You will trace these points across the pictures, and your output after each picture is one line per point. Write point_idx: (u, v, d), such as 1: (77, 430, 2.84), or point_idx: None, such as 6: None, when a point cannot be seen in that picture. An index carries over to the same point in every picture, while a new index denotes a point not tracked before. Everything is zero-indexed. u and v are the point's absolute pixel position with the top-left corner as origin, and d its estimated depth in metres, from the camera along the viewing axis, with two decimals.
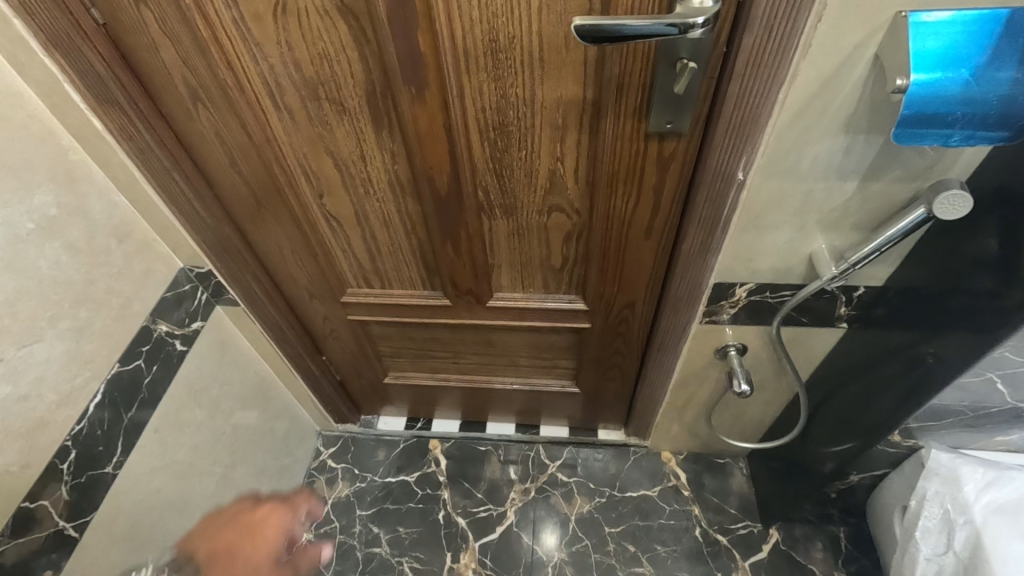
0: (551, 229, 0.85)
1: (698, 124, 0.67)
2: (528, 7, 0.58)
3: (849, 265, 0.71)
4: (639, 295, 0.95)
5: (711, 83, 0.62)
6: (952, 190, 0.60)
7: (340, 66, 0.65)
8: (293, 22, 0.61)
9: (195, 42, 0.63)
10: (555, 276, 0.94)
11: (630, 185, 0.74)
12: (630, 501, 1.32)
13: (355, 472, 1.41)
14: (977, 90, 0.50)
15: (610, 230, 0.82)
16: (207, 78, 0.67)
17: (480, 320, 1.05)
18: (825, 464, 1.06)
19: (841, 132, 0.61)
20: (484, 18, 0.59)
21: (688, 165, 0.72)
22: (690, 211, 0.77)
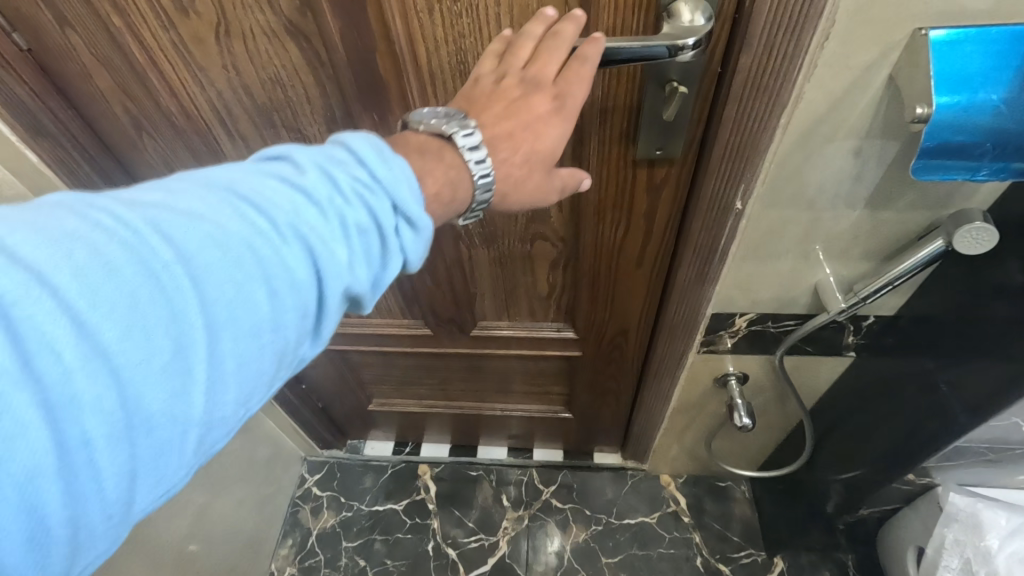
0: (535, 258, 0.79)
1: (692, 149, 0.60)
2: (498, 27, 0.51)
3: (858, 299, 0.66)
4: (632, 324, 0.88)
5: (706, 105, 0.56)
6: (976, 222, 0.54)
7: (295, 92, 0.58)
8: (238, 44, 0.55)
9: (131, 68, 0.57)
10: (542, 305, 0.88)
11: (619, 213, 0.68)
12: (628, 528, 1.27)
13: (342, 500, 1.36)
14: (1009, 117, 0.44)
15: (599, 258, 0.76)
16: (149, 105, 0.61)
17: (465, 348, 0.99)
18: (832, 495, 1.00)
19: (851, 159, 0.55)
20: (450, 38, 0.52)
21: (682, 193, 0.66)
22: (686, 240, 0.70)
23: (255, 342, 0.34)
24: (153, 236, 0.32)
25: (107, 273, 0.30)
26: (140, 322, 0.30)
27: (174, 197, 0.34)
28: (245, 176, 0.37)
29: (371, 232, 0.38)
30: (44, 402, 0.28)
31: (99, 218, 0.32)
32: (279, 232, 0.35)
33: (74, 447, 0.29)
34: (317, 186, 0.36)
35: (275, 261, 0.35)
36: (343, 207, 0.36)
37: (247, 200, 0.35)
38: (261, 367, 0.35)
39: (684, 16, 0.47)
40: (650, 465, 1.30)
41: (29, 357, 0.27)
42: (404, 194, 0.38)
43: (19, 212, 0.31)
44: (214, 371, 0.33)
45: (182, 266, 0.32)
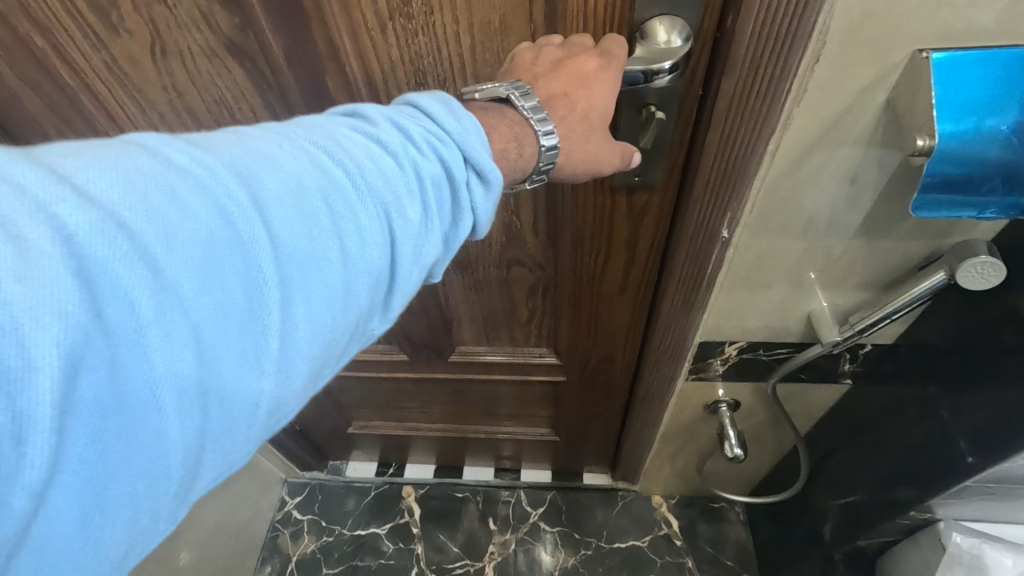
0: (513, 284, 0.75)
1: (673, 175, 0.57)
2: (458, 45, 0.49)
3: (854, 331, 0.62)
4: (617, 350, 0.84)
5: (687, 128, 0.52)
6: (982, 257, 0.50)
7: (243, 115, 0.55)
8: (176, 64, 0.51)
9: (63, 93, 0.53)
10: (523, 330, 0.84)
11: (599, 239, 0.65)
12: (619, 552, 1.22)
13: (323, 524, 1.31)
14: (1021, 148, 0.39)
15: (580, 284, 0.71)
16: (86, 131, 0.57)
17: (444, 373, 0.96)
18: (829, 523, 0.96)
19: (846, 186, 0.50)
20: (408, 57, 0.50)
21: (664, 220, 0.62)
22: (670, 268, 0.66)
23: (331, 296, 0.35)
24: (231, 183, 0.32)
25: (187, 217, 0.30)
26: (217, 272, 0.30)
27: (248, 143, 0.35)
28: (318, 125, 0.38)
29: (442, 192, 0.39)
30: (124, 344, 0.28)
31: (174, 161, 0.31)
32: (355, 183, 0.36)
33: (149, 393, 0.28)
34: (391, 138, 0.37)
35: (350, 213, 0.35)
36: (416, 158, 0.38)
37: (323, 150, 0.36)
38: (333, 326, 0.35)
39: (661, 35, 0.45)
40: (642, 486, 1.26)
41: (105, 299, 0.27)
42: (475, 145, 0.39)
43: (97, 150, 0.30)
44: (291, 324, 0.33)
45: (261, 214, 0.32)
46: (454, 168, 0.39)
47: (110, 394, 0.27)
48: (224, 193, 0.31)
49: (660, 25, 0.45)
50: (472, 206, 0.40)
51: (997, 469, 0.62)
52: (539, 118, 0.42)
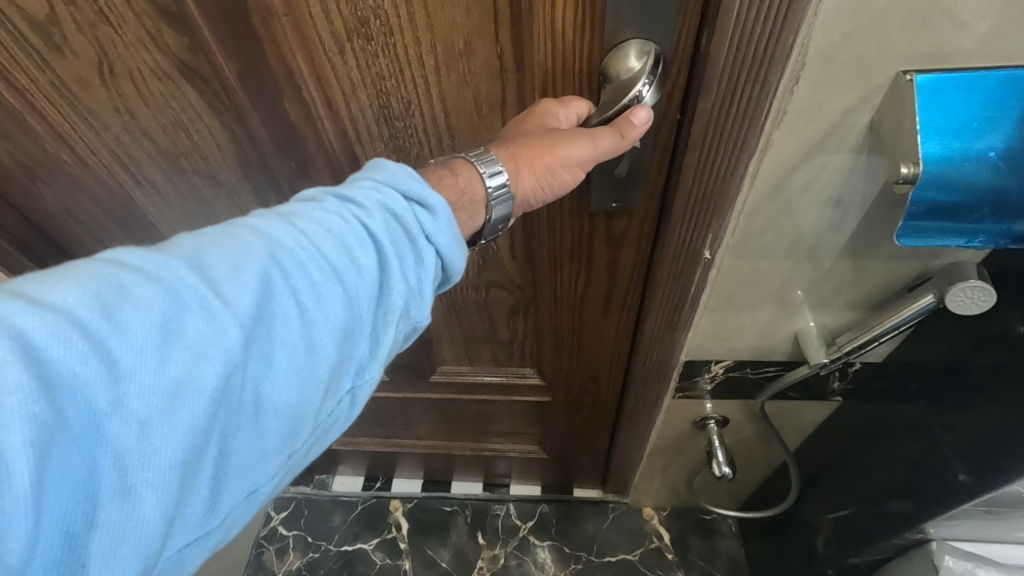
0: (492, 305, 0.74)
1: (653, 201, 0.54)
2: (421, 66, 0.49)
3: (841, 352, 0.60)
4: (603, 372, 0.82)
5: (665, 154, 0.50)
6: (972, 280, 0.48)
7: (201, 136, 0.59)
8: (126, 84, 0.55)
9: (12, 116, 0.57)
10: (505, 350, 0.83)
11: (577, 264, 0.62)
12: (609, 567, 1.20)
13: (309, 540, 1.28)
14: (1012, 174, 0.37)
15: (561, 307, 0.69)
16: (36, 151, 0.61)
17: (428, 395, 0.97)
18: (823, 538, 0.94)
19: (831, 208, 0.48)
20: (370, 81, 0.51)
21: (646, 244, 0.59)
22: (652, 292, 0.64)
23: (294, 352, 0.35)
24: (179, 266, 0.33)
25: (137, 301, 0.31)
26: (172, 352, 0.31)
27: (203, 235, 0.36)
28: (273, 209, 0.39)
29: (397, 233, 0.39)
30: (79, 432, 0.28)
31: (125, 262, 0.32)
32: (309, 247, 0.37)
33: (109, 477, 0.29)
34: (339, 205, 0.39)
35: (306, 274, 0.36)
36: (367, 216, 0.39)
37: (275, 225, 0.37)
38: (302, 382, 0.35)
39: (630, 61, 0.43)
40: (633, 499, 1.24)
41: (59, 395, 0.27)
42: (418, 187, 0.40)
43: (55, 269, 0.32)
44: (255, 384, 0.34)
45: (213, 288, 0.33)
46: (403, 211, 0.40)
47: (70, 485, 0.28)
48: (175, 273, 0.33)
49: (628, 50, 0.43)
50: (434, 240, 0.40)
51: (991, 492, 0.60)
52: (483, 162, 0.44)
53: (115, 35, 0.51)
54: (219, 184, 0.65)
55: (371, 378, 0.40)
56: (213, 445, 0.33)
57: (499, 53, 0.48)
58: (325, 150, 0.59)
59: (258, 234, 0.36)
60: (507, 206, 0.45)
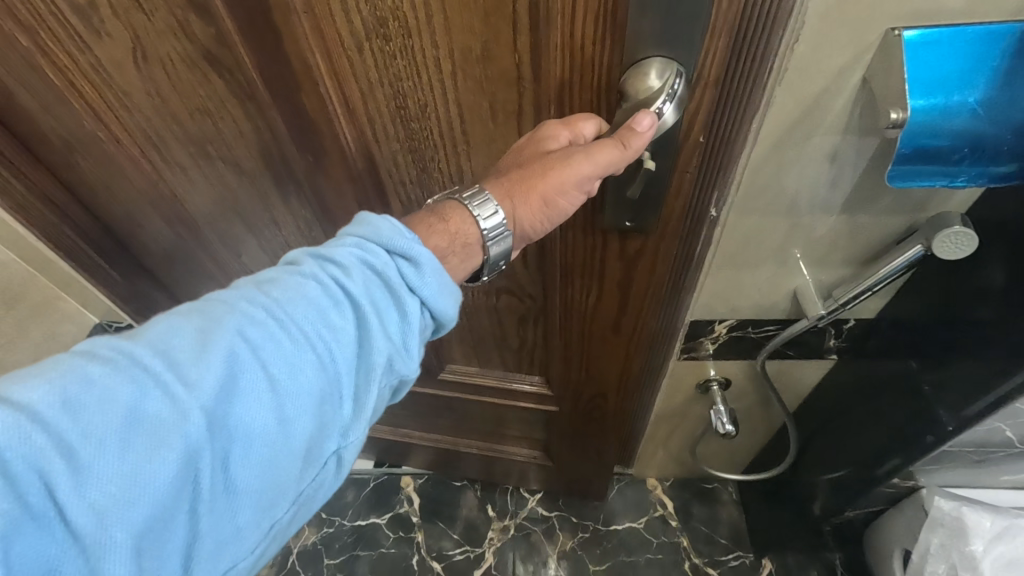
0: (503, 311, 0.79)
1: (668, 224, 0.58)
2: (439, 70, 0.52)
3: (836, 305, 0.64)
4: (610, 389, 0.86)
5: (685, 176, 0.53)
6: (954, 227, 0.53)
7: (225, 123, 0.62)
8: (158, 69, 0.58)
9: (53, 92, 0.60)
10: (514, 355, 0.88)
11: (588, 279, 0.66)
12: (615, 535, 1.25)
13: (323, 516, 1.32)
14: (988, 118, 0.42)
15: (569, 320, 0.73)
16: (75, 128, 0.64)
17: (440, 393, 1.02)
18: (819, 495, 0.99)
19: (827, 163, 0.52)
20: (388, 81, 0.54)
21: (659, 265, 0.62)
22: (658, 306, 0.68)
23: (263, 423, 0.39)
24: (149, 354, 0.37)
25: (100, 394, 0.35)
26: (134, 440, 0.35)
27: (179, 315, 0.40)
28: (251, 280, 0.43)
29: (377, 291, 0.43)
30: (46, 519, 0.33)
31: (99, 353, 0.37)
32: (281, 319, 0.40)
33: (78, 555, 0.34)
34: (313, 270, 0.43)
35: (277, 346, 0.40)
36: (343, 278, 0.42)
37: (252, 298, 0.41)
38: (272, 449, 0.39)
39: (650, 80, 0.43)
40: (637, 470, 1.29)
41: (29, 490, 0.32)
42: (399, 241, 0.43)
43: (38, 363, 0.36)
44: (223, 460, 0.38)
45: (179, 372, 0.37)
46: (385, 266, 0.43)
47: (42, 566, 0.33)
48: (142, 362, 0.37)
49: (649, 69, 0.43)
50: (417, 290, 0.44)
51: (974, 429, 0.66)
52: (476, 204, 0.48)
53: (148, 22, 0.54)
54: (243, 171, 0.68)
55: (355, 438, 0.44)
56: (183, 519, 0.37)
57: (517, 63, 0.49)
58: (342, 148, 0.62)
59: (230, 311, 0.40)
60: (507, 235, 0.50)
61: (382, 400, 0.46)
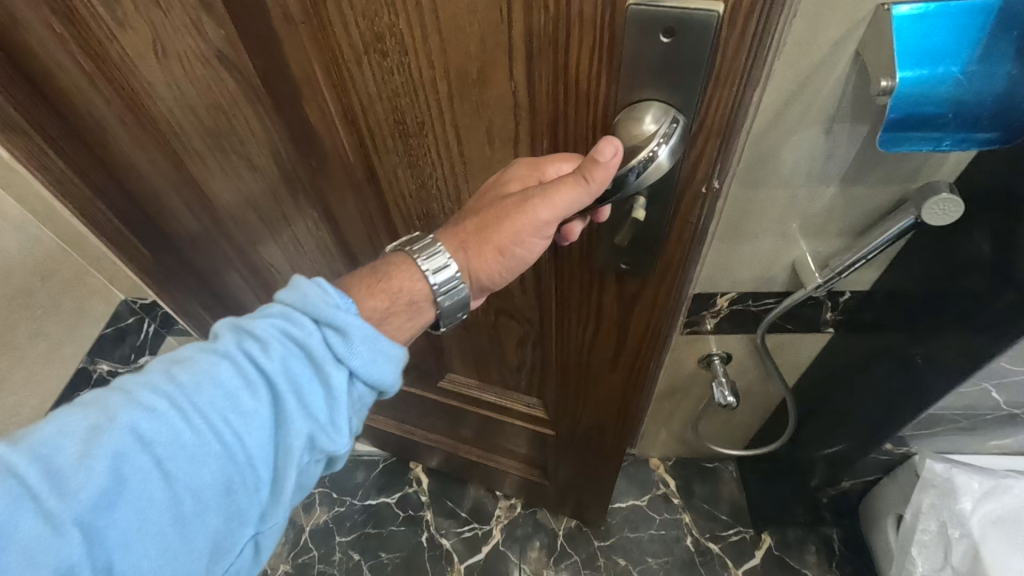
0: (502, 330, 0.81)
1: (665, 269, 0.58)
2: (435, 90, 0.51)
3: (833, 274, 0.67)
4: (607, 422, 0.87)
5: (685, 225, 0.53)
6: (943, 194, 0.57)
7: (238, 120, 0.64)
8: (175, 63, 0.59)
9: (85, 73, 0.63)
10: (513, 375, 0.91)
11: (585, 313, 0.68)
12: (619, 512, 1.28)
13: (334, 496, 1.35)
14: (970, 88, 0.45)
15: (567, 348, 0.75)
16: (106, 109, 0.67)
17: (442, 398, 1.06)
18: (816, 468, 1.02)
19: (824, 136, 0.56)
20: (385, 96, 0.53)
21: (658, 307, 0.63)
22: (654, 348, 0.69)
23: (159, 518, 0.41)
24: (31, 462, 0.39)
25: None
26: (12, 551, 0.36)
27: (71, 411, 0.42)
28: (154, 366, 0.45)
29: (296, 367, 0.46)
30: None
31: None
32: (183, 411, 0.43)
33: None
34: (223, 352, 0.45)
35: (177, 440, 0.42)
36: (258, 360, 0.45)
37: (154, 387, 0.43)
38: (168, 541, 0.42)
39: (645, 124, 0.43)
40: (639, 449, 1.32)
41: None
42: (322, 313, 0.46)
43: None
44: (111, 560, 0.40)
45: (65, 478, 0.39)
46: (312, 334, 0.46)
47: None
48: (21, 471, 0.38)
49: (646, 112, 0.43)
50: (342, 362, 0.47)
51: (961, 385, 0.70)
52: (424, 259, 0.53)
53: (166, 17, 0.55)
54: (255, 164, 0.70)
55: (265, 516, 0.47)
56: None
57: (513, 90, 0.48)
58: (342, 153, 0.63)
59: (131, 405, 0.42)
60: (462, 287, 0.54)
61: (308, 469, 0.49)
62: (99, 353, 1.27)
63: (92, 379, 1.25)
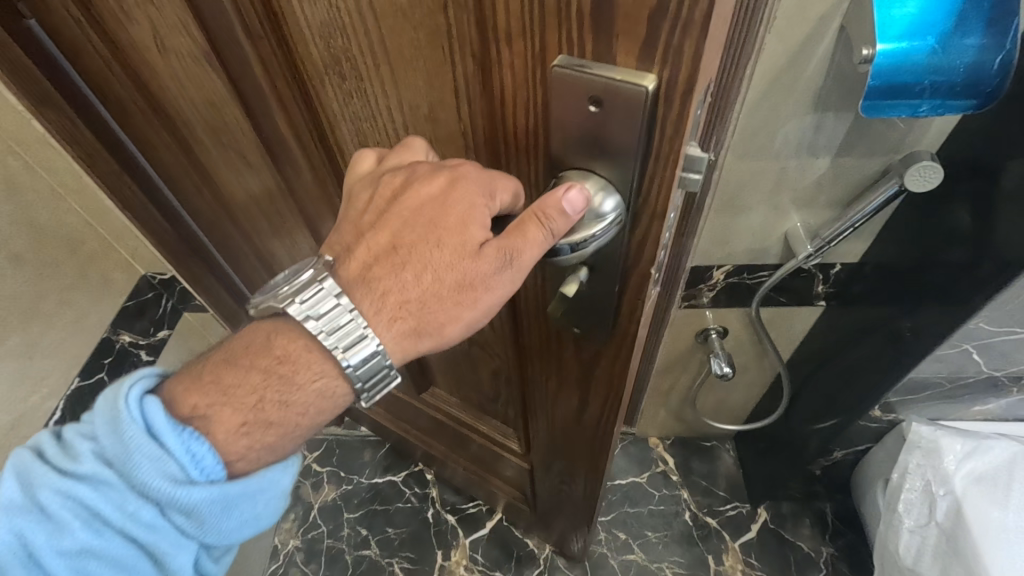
0: (477, 360, 0.82)
1: (619, 341, 0.51)
2: (393, 118, 0.50)
3: (823, 242, 0.71)
4: (578, 471, 0.84)
5: (631, 302, 0.46)
6: (924, 160, 0.60)
7: (230, 119, 0.64)
8: (171, 57, 0.58)
9: (101, 59, 0.61)
10: (491, 402, 0.92)
11: (548, 364, 0.64)
12: (619, 488, 1.32)
13: (342, 474, 1.39)
14: (945, 57, 0.48)
15: (534, 391, 0.73)
16: (122, 95, 0.66)
17: (428, 410, 1.09)
18: (810, 441, 1.06)
19: (811, 106, 0.59)
20: (349, 116, 0.54)
21: (618, 377, 0.56)
22: (611, 418, 0.63)
23: None
24: None
25: None
26: None
27: None
28: None
29: (109, 521, 0.44)
30: None
31: None
32: None
33: None
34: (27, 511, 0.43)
35: None
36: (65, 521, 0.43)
37: None
38: None
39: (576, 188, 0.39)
40: (639, 428, 1.36)
41: None
42: (131, 461, 0.43)
43: None
44: None
45: None
46: (111, 481, 0.43)
47: None
48: None
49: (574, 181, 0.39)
50: (163, 515, 0.44)
51: (939, 348, 0.74)
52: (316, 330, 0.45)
53: (159, 15, 0.54)
54: (249, 161, 0.70)
55: None
56: None
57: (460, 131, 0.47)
58: (310, 159, 0.65)
59: None
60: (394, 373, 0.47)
61: None
62: (121, 322, 1.11)
63: (114, 349, 1.09)
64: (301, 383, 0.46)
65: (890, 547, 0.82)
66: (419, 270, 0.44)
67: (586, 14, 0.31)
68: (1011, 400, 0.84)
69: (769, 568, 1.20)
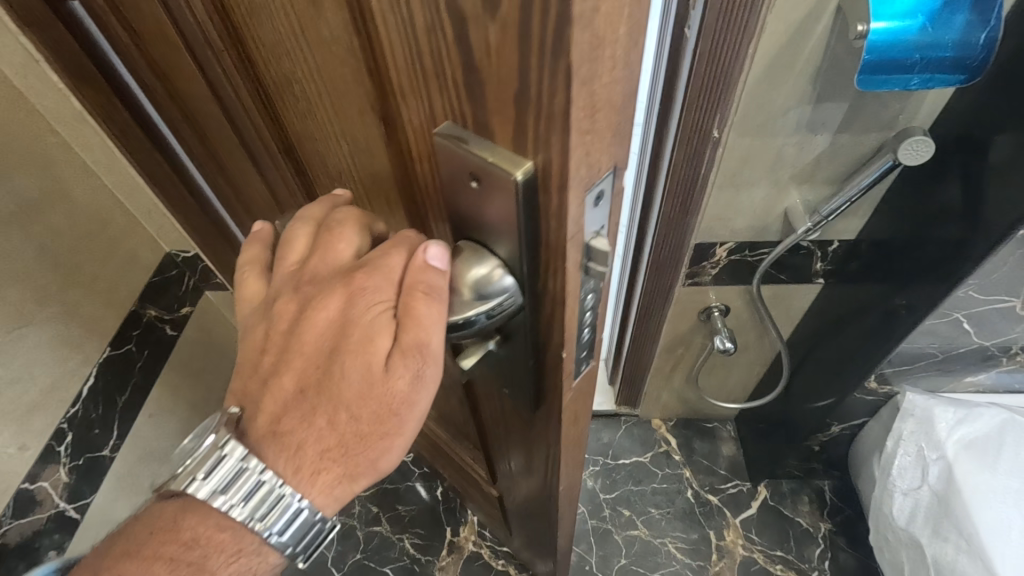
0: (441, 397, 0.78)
1: (546, 415, 0.46)
2: (341, 149, 0.44)
3: (820, 218, 0.75)
4: (541, 523, 0.79)
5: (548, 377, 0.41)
6: (916, 135, 0.64)
7: (211, 120, 0.59)
8: (156, 48, 0.54)
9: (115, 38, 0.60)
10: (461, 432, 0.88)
11: (493, 415, 0.59)
12: (623, 467, 1.36)
13: None
14: (935, 34, 0.52)
15: (488, 434, 0.68)
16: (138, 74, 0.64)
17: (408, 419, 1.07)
18: (808, 418, 1.09)
19: (809, 81, 0.63)
20: (307, 141, 0.47)
21: (554, 444, 0.50)
22: (554, 480, 0.58)
23: None
24: None
25: None
26: None
27: None
28: None
29: None
30: None
31: None
32: None
33: None
34: None
35: None
36: None
37: None
38: None
39: (473, 268, 0.34)
40: (642, 410, 1.39)
41: None
42: None
43: None
44: None
45: None
46: None
47: None
48: None
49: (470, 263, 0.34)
50: None
51: (929, 319, 0.78)
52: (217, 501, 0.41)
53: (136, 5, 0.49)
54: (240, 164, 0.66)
55: None
56: None
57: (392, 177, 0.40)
58: (285, 180, 0.58)
59: None
60: (327, 526, 0.45)
61: None
62: (148, 296, 1.08)
63: (142, 322, 1.06)
64: (217, 566, 0.43)
65: (886, 509, 0.87)
66: (330, 416, 0.41)
67: (457, 77, 0.26)
68: (999, 371, 0.89)
69: (769, 543, 1.24)
